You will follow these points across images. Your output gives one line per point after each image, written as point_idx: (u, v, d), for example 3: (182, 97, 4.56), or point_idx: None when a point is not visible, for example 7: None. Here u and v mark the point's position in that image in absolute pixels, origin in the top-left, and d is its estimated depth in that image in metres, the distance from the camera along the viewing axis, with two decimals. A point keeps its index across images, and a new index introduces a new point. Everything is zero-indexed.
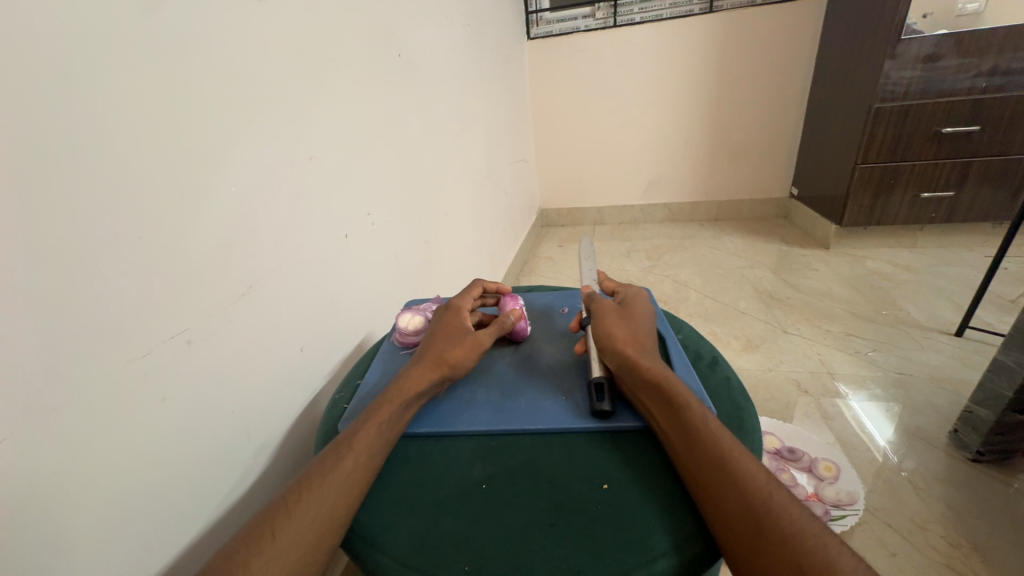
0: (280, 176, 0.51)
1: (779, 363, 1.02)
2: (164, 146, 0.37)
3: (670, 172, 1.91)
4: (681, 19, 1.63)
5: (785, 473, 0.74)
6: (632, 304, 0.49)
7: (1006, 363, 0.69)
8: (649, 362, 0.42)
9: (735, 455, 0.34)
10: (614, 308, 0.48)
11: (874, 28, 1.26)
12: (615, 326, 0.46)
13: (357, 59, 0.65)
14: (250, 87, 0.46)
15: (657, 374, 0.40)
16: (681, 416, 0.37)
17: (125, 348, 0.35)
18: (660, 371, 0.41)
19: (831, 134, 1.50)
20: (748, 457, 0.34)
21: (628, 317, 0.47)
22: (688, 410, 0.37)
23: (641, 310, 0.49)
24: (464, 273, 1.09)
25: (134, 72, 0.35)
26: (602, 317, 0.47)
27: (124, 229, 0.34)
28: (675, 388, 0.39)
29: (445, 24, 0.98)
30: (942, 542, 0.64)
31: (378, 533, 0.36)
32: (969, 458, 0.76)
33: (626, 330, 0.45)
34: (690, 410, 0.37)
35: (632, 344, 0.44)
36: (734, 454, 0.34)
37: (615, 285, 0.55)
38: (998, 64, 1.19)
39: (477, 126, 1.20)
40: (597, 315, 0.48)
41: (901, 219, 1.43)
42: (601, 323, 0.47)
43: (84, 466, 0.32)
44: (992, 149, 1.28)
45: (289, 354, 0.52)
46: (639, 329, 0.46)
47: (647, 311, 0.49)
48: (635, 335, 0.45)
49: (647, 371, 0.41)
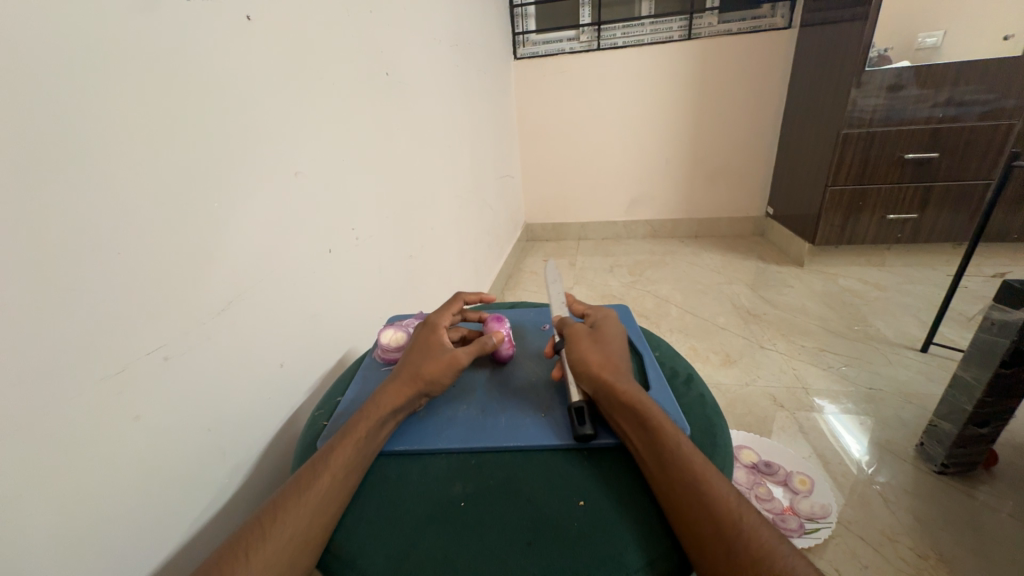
0: (264, 191, 0.51)
1: (756, 378, 1.05)
2: (142, 165, 0.37)
3: (651, 189, 1.96)
4: (662, 45, 1.70)
5: (762, 487, 0.76)
6: (603, 327, 0.51)
7: (966, 379, 0.72)
8: (628, 383, 0.43)
9: (709, 478, 0.35)
10: (591, 331, 0.50)
11: (841, 58, 1.34)
12: (594, 347, 0.47)
13: (347, 78, 0.67)
14: (236, 103, 0.47)
15: (635, 396, 0.41)
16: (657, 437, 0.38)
17: (101, 365, 0.34)
18: (638, 393, 0.42)
19: (803, 157, 1.58)
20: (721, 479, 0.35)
21: (605, 339, 0.48)
22: (665, 432, 0.38)
23: (612, 332, 0.50)
24: (448, 287, 1.10)
25: (118, 92, 0.35)
26: (580, 336, 0.49)
27: (102, 244, 0.34)
28: (652, 410, 0.40)
29: (433, 43, 1.01)
30: (911, 553, 0.66)
31: (354, 554, 0.35)
32: (934, 471, 0.78)
33: (604, 351, 0.47)
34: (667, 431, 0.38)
35: (611, 366, 0.45)
36: (708, 475, 0.35)
37: (585, 308, 0.56)
38: (953, 95, 1.27)
39: (463, 142, 1.23)
40: (574, 334, 0.50)
41: (869, 238, 1.50)
42: (580, 343, 0.48)
43: (54, 488, 0.32)
44: (950, 174, 1.36)
45: (269, 370, 0.51)
46: (617, 351, 0.47)
47: (617, 334, 0.50)
48: (613, 357, 0.46)
49: (624, 392, 0.42)
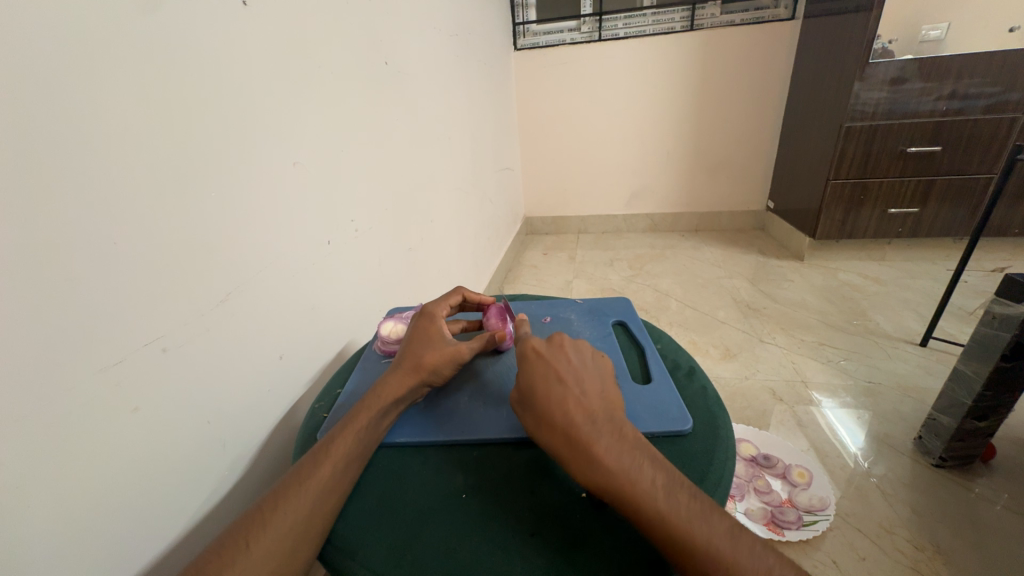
0: (262, 181, 0.50)
1: (755, 372, 1.05)
2: (137, 153, 0.37)
3: (651, 183, 1.95)
4: (663, 36, 1.68)
5: (760, 480, 0.77)
6: (547, 389, 0.39)
7: (966, 373, 0.72)
8: (600, 439, 0.36)
9: (715, 552, 0.30)
10: (539, 360, 0.40)
11: (845, 51, 1.32)
12: (548, 395, 0.38)
13: (344, 68, 0.66)
14: (233, 91, 0.46)
15: (610, 462, 0.34)
16: (646, 518, 0.32)
17: (97, 356, 0.34)
18: (613, 451, 0.35)
19: (804, 150, 1.56)
20: (731, 542, 0.31)
21: (557, 375, 0.39)
22: (654, 508, 0.32)
23: (559, 393, 0.38)
24: (448, 280, 1.10)
25: (112, 79, 0.35)
26: (527, 382, 0.40)
27: (97, 234, 0.34)
28: (632, 478, 0.34)
29: (432, 33, 0.99)
30: (908, 545, 0.66)
31: (356, 545, 0.35)
32: (932, 464, 0.79)
33: (559, 399, 0.38)
34: (655, 508, 0.32)
35: (570, 423, 0.37)
36: (713, 545, 0.31)
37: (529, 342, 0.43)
38: (957, 89, 1.26)
39: (462, 134, 1.21)
40: (520, 380, 0.40)
41: (870, 233, 1.49)
42: (530, 394, 0.39)
43: (51, 481, 0.31)
44: (952, 168, 1.35)
45: (268, 362, 0.51)
46: (576, 389, 0.39)
47: (562, 394, 0.38)
48: (572, 402, 0.38)
49: (594, 462, 0.34)
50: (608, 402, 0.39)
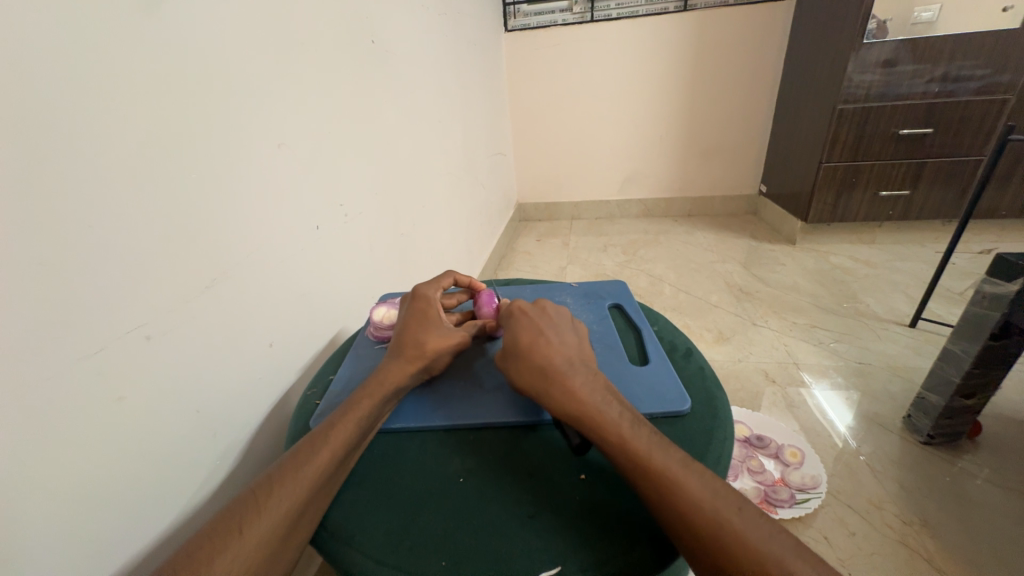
0: (249, 163, 0.49)
1: (748, 355, 1.06)
2: (112, 130, 0.35)
3: (645, 169, 1.94)
4: (657, 17, 1.64)
5: (754, 460, 0.78)
6: (549, 345, 0.40)
7: (954, 351, 0.73)
8: (575, 378, 0.38)
9: (677, 486, 0.31)
10: (524, 317, 0.42)
11: (839, 31, 1.31)
12: (530, 343, 0.40)
13: (330, 46, 0.64)
14: (211, 67, 0.44)
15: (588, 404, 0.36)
16: (611, 447, 0.34)
17: (79, 343, 0.33)
18: (587, 388, 0.37)
19: (797, 134, 1.56)
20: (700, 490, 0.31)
21: (540, 328, 0.41)
22: (619, 440, 0.34)
23: (559, 353, 0.39)
24: (440, 265, 1.08)
25: (78, 50, 0.32)
26: (512, 336, 0.41)
27: (72, 215, 0.32)
28: (610, 418, 0.35)
29: (420, 12, 0.96)
30: (896, 520, 0.68)
31: (352, 531, 0.35)
32: (920, 441, 0.80)
33: (542, 349, 0.39)
34: (620, 440, 0.34)
35: (551, 367, 0.38)
36: (676, 476, 0.31)
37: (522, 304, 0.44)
38: (949, 71, 1.26)
39: (453, 118, 1.18)
40: (505, 335, 0.42)
41: (862, 216, 1.50)
42: (514, 345, 0.41)
43: (33, 472, 0.30)
44: (943, 151, 1.36)
45: (258, 350, 0.50)
46: (555, 339, 0.41)
47: (566, 354, 0.40)
48: (553, 351, 0.39)
49: (569, 396, 0.36)
50: (584, 353, 0.41)
